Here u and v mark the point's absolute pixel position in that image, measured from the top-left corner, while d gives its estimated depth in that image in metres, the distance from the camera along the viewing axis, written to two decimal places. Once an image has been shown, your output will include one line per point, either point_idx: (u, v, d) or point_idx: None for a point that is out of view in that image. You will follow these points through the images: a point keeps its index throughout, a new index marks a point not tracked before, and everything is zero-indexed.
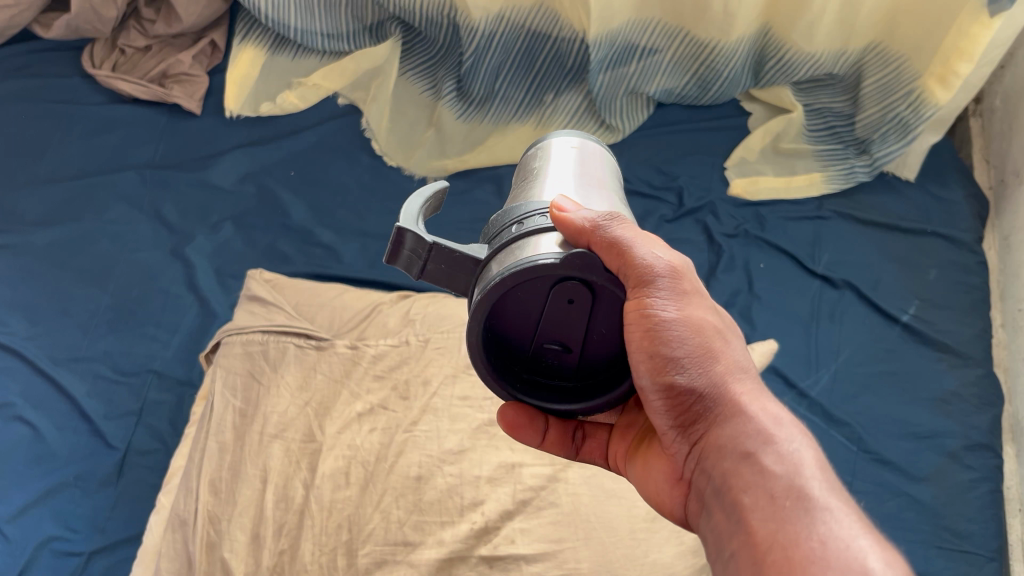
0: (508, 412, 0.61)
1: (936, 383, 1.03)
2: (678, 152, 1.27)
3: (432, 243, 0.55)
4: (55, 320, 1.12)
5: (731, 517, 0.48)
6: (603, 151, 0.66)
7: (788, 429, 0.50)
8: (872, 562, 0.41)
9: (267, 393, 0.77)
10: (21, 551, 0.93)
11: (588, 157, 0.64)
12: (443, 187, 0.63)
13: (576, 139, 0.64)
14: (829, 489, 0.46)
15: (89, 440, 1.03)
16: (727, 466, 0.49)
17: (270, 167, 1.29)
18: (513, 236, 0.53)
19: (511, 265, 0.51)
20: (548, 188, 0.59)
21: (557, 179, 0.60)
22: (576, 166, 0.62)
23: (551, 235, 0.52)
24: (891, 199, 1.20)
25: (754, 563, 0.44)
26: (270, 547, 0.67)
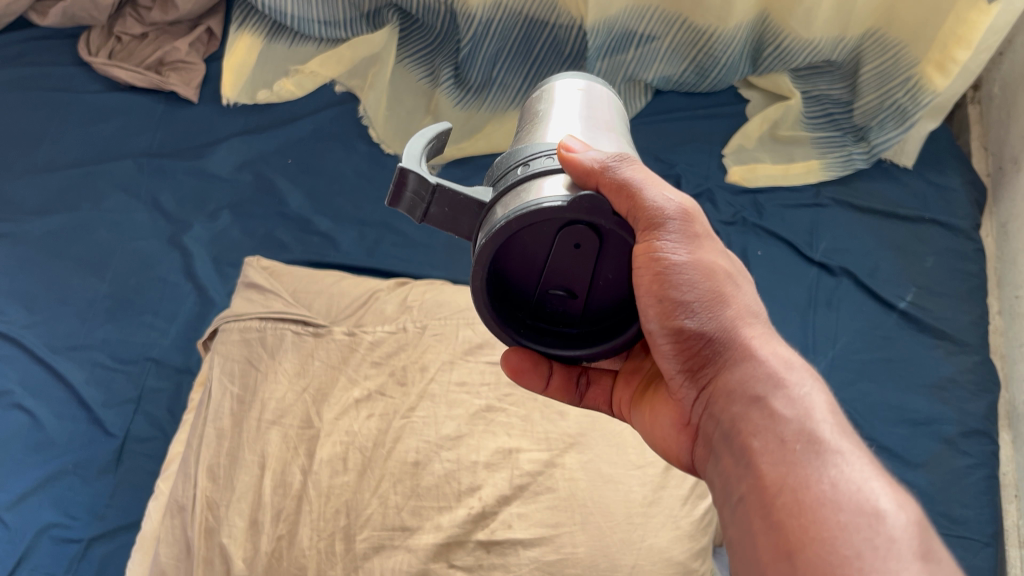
0: (512, 356, 0.62)
1: (932, 369, 1.03)
2: (676, 140, 1.27)
3: (435, 184, 0.54)
4: (54, 308, 1.13)
5: (739, 461, 0.48)
6: (609, 93, 0.66)
7: (799, 372, 0.50)
8: (884, 502, 0.41)
9: (264, 379, 0.77)
10: (20, 538, 0.94)
11: (593, 99, 0.63)
12: (445, 129, 0.62)
13: (583, 82, 0.64)
14: (840, 432, 0.45)
15: (87, 428, 1.03)
16: (738, 410, 0.49)
17: (268, 155, 1.28)
18: (519, 178, 0.52)
19: (516, 208, 0.50)
20: (552, 130, 0.58)
21: (562, 121, 0.59)
22: (581, 108, 0.61)
23: (558, 177, 0.51)
24: (889, 186, 1.20)
25: (763, 505, 0.44)
26: (269, 532, 0.67)
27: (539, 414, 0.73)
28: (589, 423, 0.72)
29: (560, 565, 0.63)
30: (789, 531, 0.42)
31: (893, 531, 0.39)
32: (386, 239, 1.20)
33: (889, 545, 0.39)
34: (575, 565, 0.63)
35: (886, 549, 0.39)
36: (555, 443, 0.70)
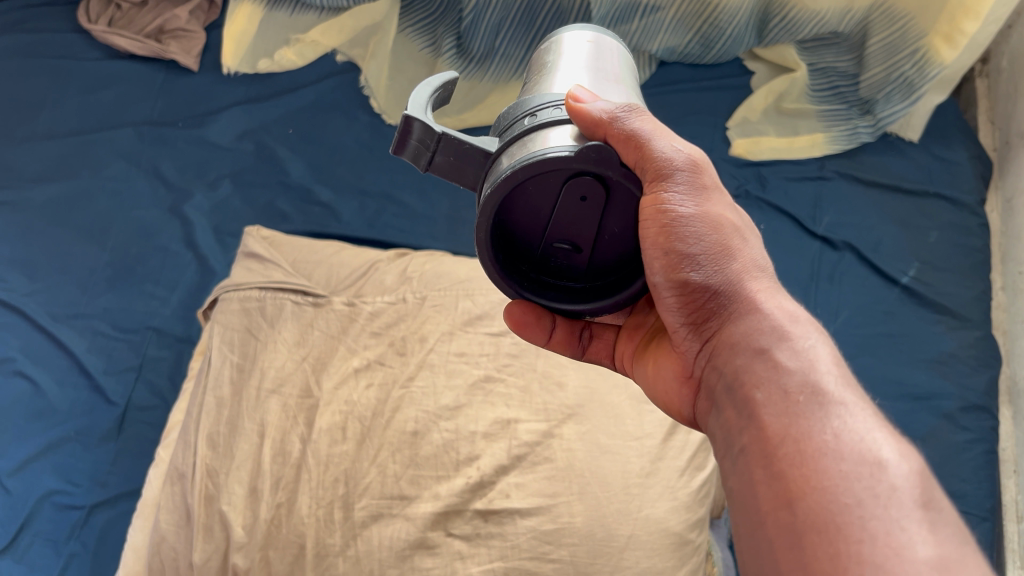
0: (515, 310, 0.61)
1: (932, 344, 1.03)
2: (680, 111, 1.26)
3: (440, 133, 0.54)
4: (55, 276, 1.13)
5: (741, 412, 0.47)
6: (618, 47, 0.65)
7: (804, 325, 0.49)
8: (887, 451, 0.40)
9: (263, 348, 0.78)
10: (23, 504, 0.95)
11: (598, 49, 0.62)
12: (453, 77, 0.61)
13: (591, 33, 0.63)
14: (844, 382, 0.45)
15: (89, 396, 1.04)
16: (740, 361, 0.49)
17: (268, 124, 1.28)
18: (525, 128, 0.51)
19: (522, 158, 0.49)
20: (561, 80, 0.58)
21: (570, 73, 0.59)
22: (589, 60, 0.61)
23: (564, 127, 0.50)
24: (895, 159, 1.19)
25: (764, 456, 0.44)
26: (268, 500, 0.68)
27: (538, 385, 0.73)
28: (587, 395, 0.72)
29: (558, 534, 0.64)
30: (790, 480, 0.42)
31: (894, 480, 0.39)
32: (387, 209, 1.19)
33: (891, 493, 0.38)
34: (572, 535, 0.64)
35: (887, 497, 0.38)
36: (553, 414, 0.70)
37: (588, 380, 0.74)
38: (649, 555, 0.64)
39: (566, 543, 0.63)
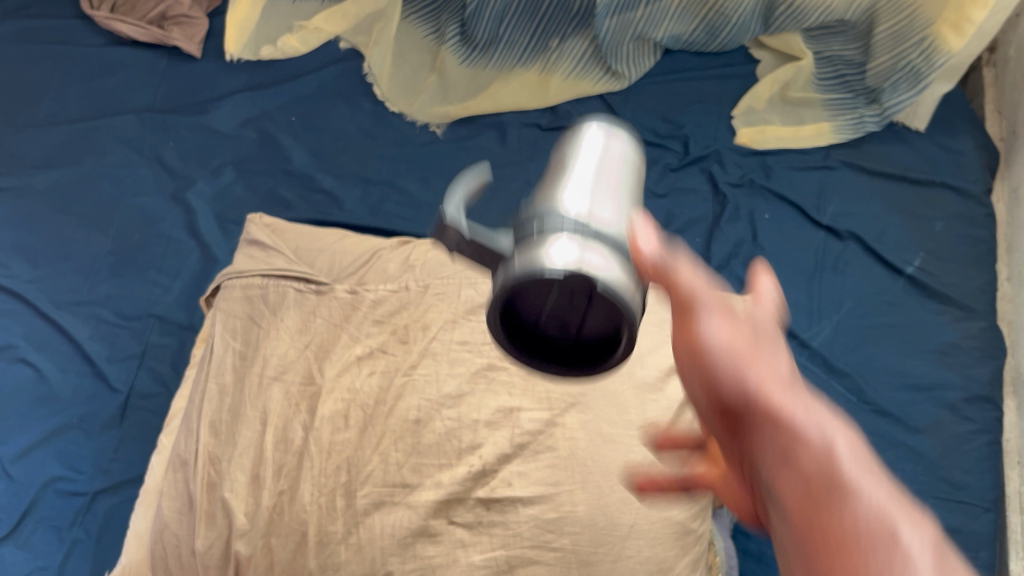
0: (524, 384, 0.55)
1: (936, 335, 1.03)
2: (684, 100, 1.25)
3: (470, 236, 0.49)
4: (57, 263, 1.13)
5: (781, 525, 0.38)
6: (630, 155, 0.58)
7: (829, 419, 0.40)
8: (902, 530, 0.33)
9: (266, 336, 0.77)
10: (26, 490, 0.96)
11: (603, 148, 0.56)
12: (485, 173, 0.54)
13: (605, 139, 0.57)
14: (867, 470, 0.37)
15: (91, 383, 1.04)
16: (770, 471, 0.40)
17: (271, 112, 1.27)
18: (534, 234, 0.47)
19: (528, 267, 0.45)
20: (565, 188, 0.52)
21: (563, 180, 0.53)
22: (594, 168, 0.54)
23: (567, 240, 0.46)
24: (901, 149, 1.18)
25: (790, 556, 0.37)
26: (270, 487, 0.68)
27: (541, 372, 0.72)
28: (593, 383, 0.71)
29: (559, 523, 0.64)
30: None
31: (908, 554, 0.32)
32: (390, 197, 1.19)
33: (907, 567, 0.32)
34: (574, 523, 0.64)
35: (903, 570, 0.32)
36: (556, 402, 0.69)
37: None
38: (651, 545, 0.65)
39: (568, 531, 0.64)
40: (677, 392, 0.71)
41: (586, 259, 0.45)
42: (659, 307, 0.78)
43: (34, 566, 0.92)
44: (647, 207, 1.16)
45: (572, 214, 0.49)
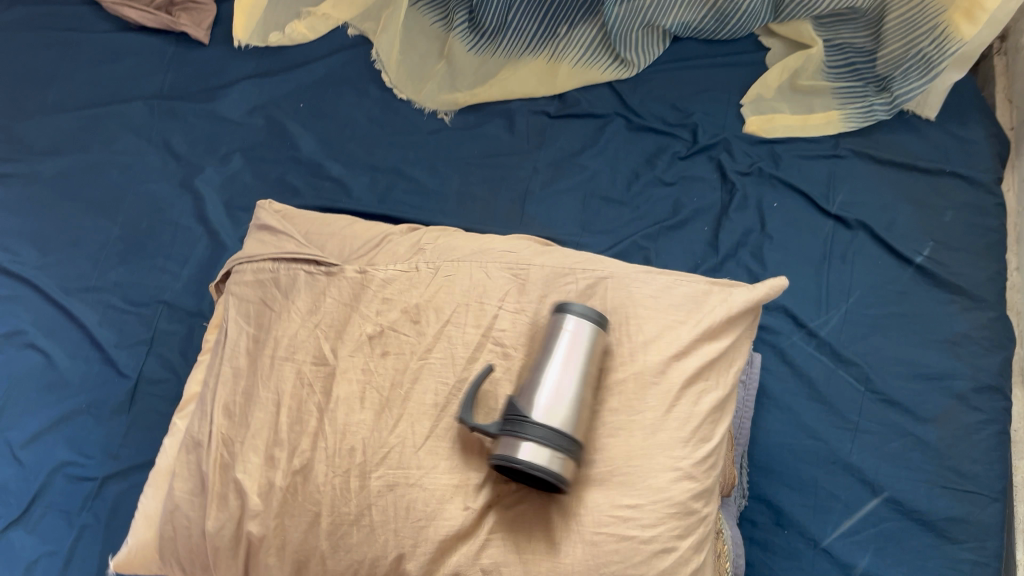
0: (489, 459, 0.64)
1: (945, 325, 1.03)
2: (693, 88, 1.24)
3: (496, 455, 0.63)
4: (66, 250, 1.14)
5: None
6: (584, 338, 0.68)
7: None
8: None
9: (278, 318, 0.78)
10: (37, 474, 0.97)
11: (570, 344, 0.67)
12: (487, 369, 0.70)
13: (569, 332, 0.68)
14: None
15: (101, 369, 1.05)
16: None
17: (279, 99, 1.27)
18: (510, 417, 0.65)
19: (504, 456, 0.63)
20: (531, 404, 0.64)
21: (527, 399, 0.65)
22: (559, 351, 0.67)
23: (529, 444, 0.62)
24: (911, 137, 1.17)
25: None
26: (284, 467, 0.69)
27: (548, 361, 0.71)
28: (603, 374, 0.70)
29: (571, 510, 0.65)
30: None
31: None
32: (398, 185, 1.19)
33: None
34: (586, 508, 0.65)
35: None
36: None
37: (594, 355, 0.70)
38: (653, 525, 0.64)
39: (580, 516, 0.64)
40: (678, 376, 0.69)
41: (535, 455, 0.62)
42: (665, 292, 0.75)
43: (44, 550, 0.93)
44: (655, 195, 1.16)
45: (534, 422, 0.63)
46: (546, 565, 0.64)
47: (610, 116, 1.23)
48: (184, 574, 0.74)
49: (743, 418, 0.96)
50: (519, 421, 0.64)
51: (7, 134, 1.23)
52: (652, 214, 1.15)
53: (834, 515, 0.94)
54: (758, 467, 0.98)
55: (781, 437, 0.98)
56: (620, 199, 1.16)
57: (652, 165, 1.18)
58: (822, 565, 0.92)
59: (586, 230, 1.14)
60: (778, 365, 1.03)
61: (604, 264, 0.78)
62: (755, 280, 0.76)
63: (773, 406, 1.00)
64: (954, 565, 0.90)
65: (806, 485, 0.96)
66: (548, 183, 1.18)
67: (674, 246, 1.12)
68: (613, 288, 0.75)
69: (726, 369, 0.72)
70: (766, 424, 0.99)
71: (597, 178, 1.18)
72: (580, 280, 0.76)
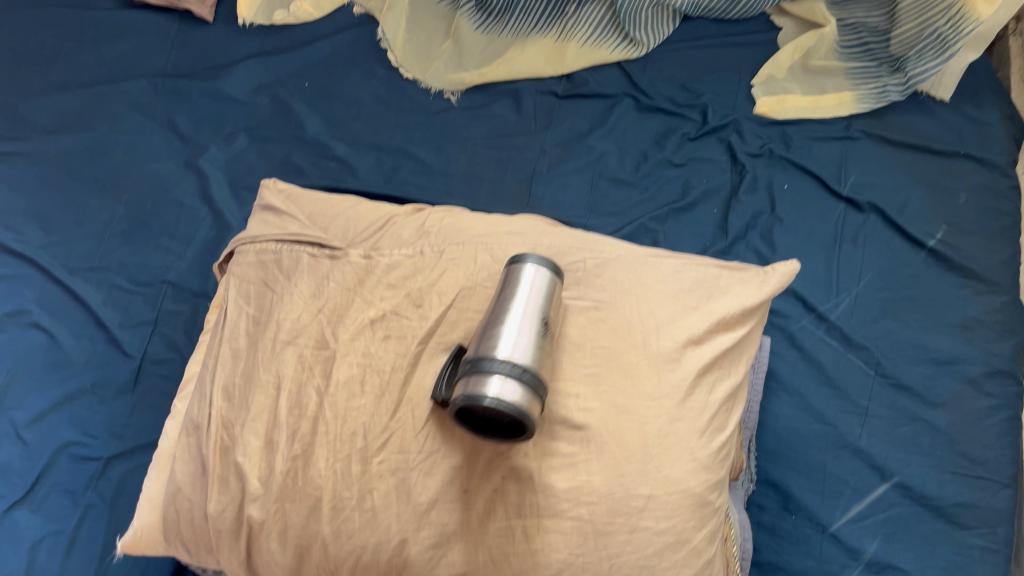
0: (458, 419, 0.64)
1: (957, 309, 1.01)
2: (703, 68, 1.23)
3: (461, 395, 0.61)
4: (70, 229, 1.13)
5: None
6: (542, 282, 0.67)
7: None
8: None
9: (280, 299, 0.77)
10: (42, 454, 0.97)
11: (530, 288, 0.66)
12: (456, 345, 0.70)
13: (529, 277, 0.67)
14: None
15: (105, 349, 1.04)
16: None
17: (284, 78, 1.26)
18: (472, 360, 0.62)
19: (471, 394, 0.60)
20: (495, 345, 0.63)
21: (488, 342, 0.63)
22: (519, 294, 0.66)
23: (496, 380, 0.60)
24: (924, 119, 1.15)
25: None
26: (283, 452, 0.69)
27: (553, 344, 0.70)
28: (607, 356, 0.69)
29: (575, 492, 0.64)
30: None
31: None
32: (404, 165, 1.18)
33: None
34: (589, 493, 0.63)
35: None
36: (577, 377, 0.68)
37: (605, 338, 0.70)
38: (668, 516, 0.64)
39: (583, 502, 0.63)
40: (692, 364, 0.69)
41: (502, 389, 0.59)
42: (681, 277, 0.75)
43: (48, 530, 0.93)
44: (663, 176, 1.15)
45: (500, 360, 0.61)
46: (553, 553, 0.63)
47: (618, 96, 1.21)
48: (188, 554, 0.74)
49: (751, 401, 0.95)
50: (482, 361, 0.61)
51: (10, 111, 1.22)
52: (661, 195, 1.13)
53: (843, 499, 0.93)
54: (766, 451, 0.96)
55: (790, 421, 0.97)
56: (628, 179, 1.15)
57: (661, 146, 1.17)
58: (830, 549, 0.90)
59: (594, 212, 1.13)
60: (787, 348, 1.01)
61: (611, 246, 0.78)
62: (767, 269, 0.77)
63: (782, 389, 0.99)
64: (964, 551, 0.89)
65: (815, 470, 0.94)
66: (555, 164, 1.17)
67: (683, 229, 1.10)
68: (620, 267, 0.75)
69: (734, 361, 0.73)
70: (775, 408, 0.98)
71: (605, 159, 1.17)
72: (587, 259, 0.75)
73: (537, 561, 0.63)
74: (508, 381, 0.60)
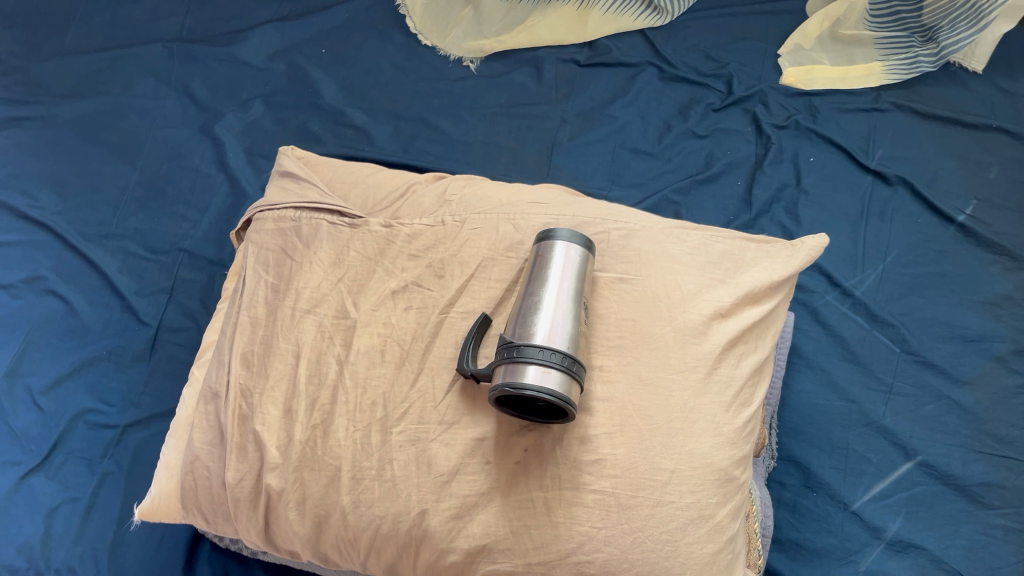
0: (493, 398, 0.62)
1: (986, 286, 0.99)
2: (728, 38, 1.20)
3: (501, 381, 0.59)
4: (86, 195, 1.12)
5: None
6: (574, 262, 0.65)
7: None
8: None
9: (300, 268, 0.76)
10: (58, 420, 0.97)
11: (563, 268, 0.64)
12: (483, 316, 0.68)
13: (561, 257, 0.65)
14: None
15: (121, 317, 1.03)
16: None
17: (301, 44, 1.24)
18: (510, 344, 0.60)
19: (511, 382, 0.58)
20: (532, 328, 0.60)
21: (525, 324, 0.61)
22: (552, 274, 0.64)
23: (534, 368, 0.58)
24: (956, 91, 1.13)
25: None
26: (303, 421, 0.68)
27: None
28: (631, 327, 0.67)
29: (598, 466, 0.62)
30: None
31: None
32: (422, 134, 1.16)
33: None
34: (612, 466, 0.62)
35: None
36: (600, 348, 0.66)
37: (629, 309, 0.68)
38: (692, 490, 0.62)
39: (607, 475, 0.62)
40: (719, 338, 0.67)
41: (543, 378, 0.57)
42: (707, 249, 0.73)
43: (66, 497, 0.92)
44: (686, 147, 1.12)
45: (539, 346, 0.59)
46: (575, 526, 0.61)
47: (641, 65, 1.19)
48: (206, 523, 0.73)
49: (774, 377, 0.93)
50: (520, 346, 0.59)
51: (23, 75, 1.21)
52: (684, 166, 1.11)
53: (866, 478, 0.91)
54: (787, 426, 0.94)
55: (812, 397, 0.95)
56: (650, 150, 1.12)
57: (684, 116, 1.15)
58: (852, 527, 0.88)
59: (615, 183, 1.11)
60: (811, 324, 1.00)
61: (635, 217, 0.76)
62: (796, 243, 0.75)
63: (805, 366, 0.97)
64: (989, 531, 0.87)
65: (837, 448, 0.92)
66: (576, 134, 1.15)
67: (706, 202, 1.08)
68: (646, 239, 0.73)
69: (762, 335, 0.71)
70: (797, 384, 0.96)
71: (627, 129, 1.14)
72: (612, 230, 0.73)
73: (559, 534, 0.61)
74: (548, 370, 0.58)
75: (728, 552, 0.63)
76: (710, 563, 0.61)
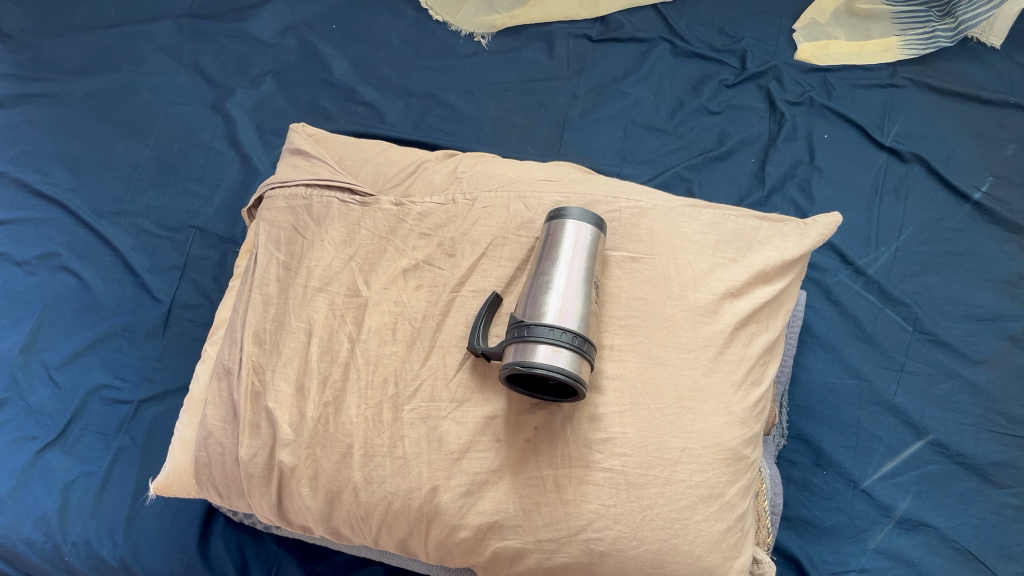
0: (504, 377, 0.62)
1: (1001, 265, 0.98)
2: (743, 12, 1.19)
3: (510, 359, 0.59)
4: (98, 172, 1.12)
5: None
6: (584, 241, 0.65)
7: None
8: None
9: (311, 246, 0.76)
10: (73, 396, 0.98)
11: (574, 248, 0.64)
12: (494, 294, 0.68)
13: (572, 237, 0.65)
14: None
15: (135, 293, 1.04)
16: None
17: (311, 20, 1.23)
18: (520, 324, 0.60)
19: (521, 360, 0.58)
20: (541, 308, 0.60)
21: (535, 305, 0.61)
22: (563, 254, 0.64)
23: (543, 349, 0.58)
24: (974, 66, 1.11)
25: None
26: (315, 399, 0.68)
27: None
28: (641, 307, 0.67)
29: (607, 445, 0.62)
30: None
31: None
32: (433, 110, 1.16)
33: None
34: (621, 445, 0.62)
35: None
36: (609, 328, 0.67)
37: (641, 289, 0.68)
38: (701, 469, 0.62)
39: (616, 453, 0.62)
40: (730, 317, 0.67)
41: (553, 357, 0.57)
42: (719, 228, 0.72)
43: (81, 471, 0.94)
44: (698, 124, 1.11)
45: (550, 326, 0.59)
46: (584, 504, 0.61)
47: (654, 40, 1.18)
48: (219, 497, 0.74)
49: (785, 356, 0.93)
50: (530, 325, 0.59)
51: (34, 52, 1.21)
52: (696, 143, 1.10)
53: (876, 457, 0.90)
54: (798, 405, 0.94)
55: (824, 375, 0.95)
56: (663, 127, 1.12)
57: (697, 93, 1.14)
58: (861, 505, 0.88)
59: (627, 160, 1.10)
60: (823, 303, 0.99)
61: (647, 195, 0.75)
62: (809, 222, 0.75)
63: (816, 344, 0.97)
64: (998, 510, 0.87)
65: (848, 427, 0.92)
66: (588, 110, 1.14)
67: (718, 179, 1.08)
68: (657, 218, 0.72)
69: (773, 314, 0.71)
70: (809, 362, 0.96)
71: (639, 106, 1.13)
72: (623, 209, 0.73)
73: (568, 512, 0.62)
74: (558, 349, 0.58)
75: (737, 530, 0.63)
76: (719, 541, 0.62)
